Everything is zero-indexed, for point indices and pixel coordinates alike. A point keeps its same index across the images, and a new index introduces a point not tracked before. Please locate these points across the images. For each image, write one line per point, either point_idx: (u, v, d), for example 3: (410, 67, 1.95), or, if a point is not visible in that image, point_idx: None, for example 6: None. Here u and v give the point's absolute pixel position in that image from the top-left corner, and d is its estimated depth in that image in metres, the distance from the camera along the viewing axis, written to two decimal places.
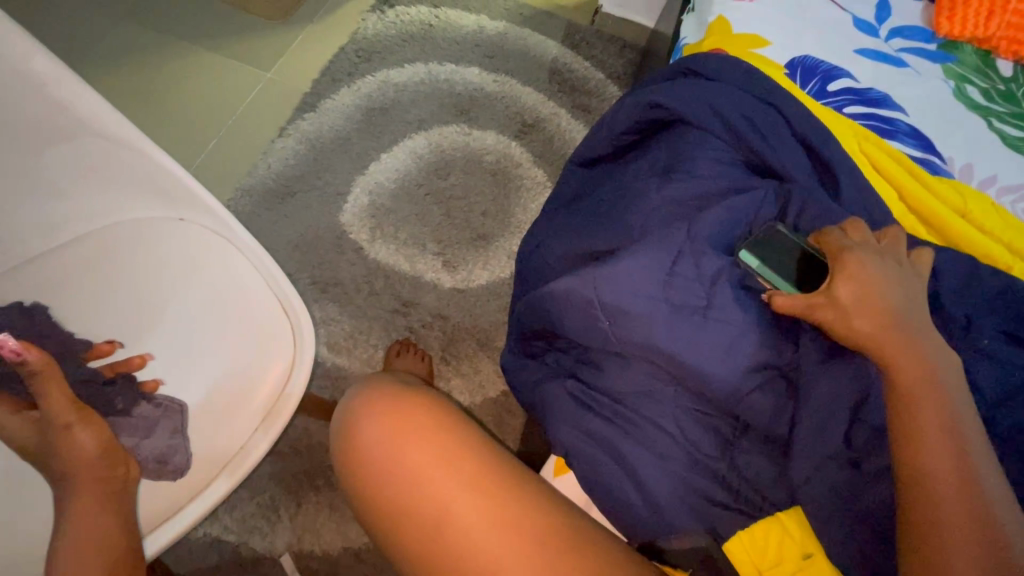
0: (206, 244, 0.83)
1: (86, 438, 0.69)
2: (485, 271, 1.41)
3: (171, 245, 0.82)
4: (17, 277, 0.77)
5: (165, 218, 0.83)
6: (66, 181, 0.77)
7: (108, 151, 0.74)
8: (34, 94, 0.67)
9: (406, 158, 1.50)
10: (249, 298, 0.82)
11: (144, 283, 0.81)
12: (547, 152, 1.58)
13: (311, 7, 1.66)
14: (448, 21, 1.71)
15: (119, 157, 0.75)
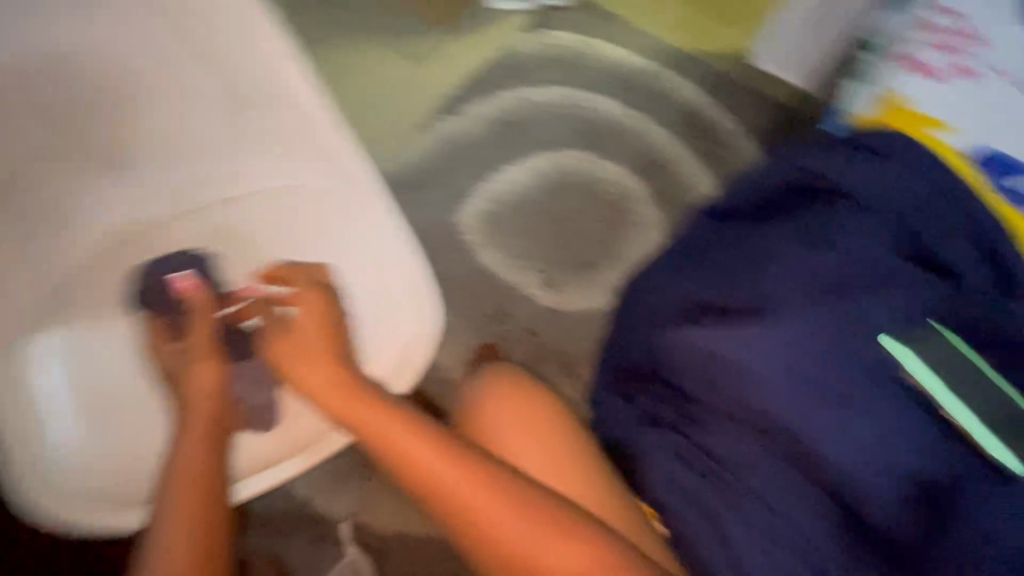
0: (358, 222, 0.95)
1: (205, 375, 0.81)
2: (583, 299, 1.44)
3: (342, 221, 0.98)
4: (230, 219, 1.03)
5: (330, 195, 0.98)
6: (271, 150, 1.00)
7: (306, 137, 0.93)
8: (274, 85, 0.91)
9: (530, 175, 1.54)
10: (387, 273, 0.96)
11: (308, 250, 1.01)
12: (667, 196, 1.57)
13: (461, 17, 1.63)
14: (596, 49, 1.68)
15: (314, 140, 0.92)
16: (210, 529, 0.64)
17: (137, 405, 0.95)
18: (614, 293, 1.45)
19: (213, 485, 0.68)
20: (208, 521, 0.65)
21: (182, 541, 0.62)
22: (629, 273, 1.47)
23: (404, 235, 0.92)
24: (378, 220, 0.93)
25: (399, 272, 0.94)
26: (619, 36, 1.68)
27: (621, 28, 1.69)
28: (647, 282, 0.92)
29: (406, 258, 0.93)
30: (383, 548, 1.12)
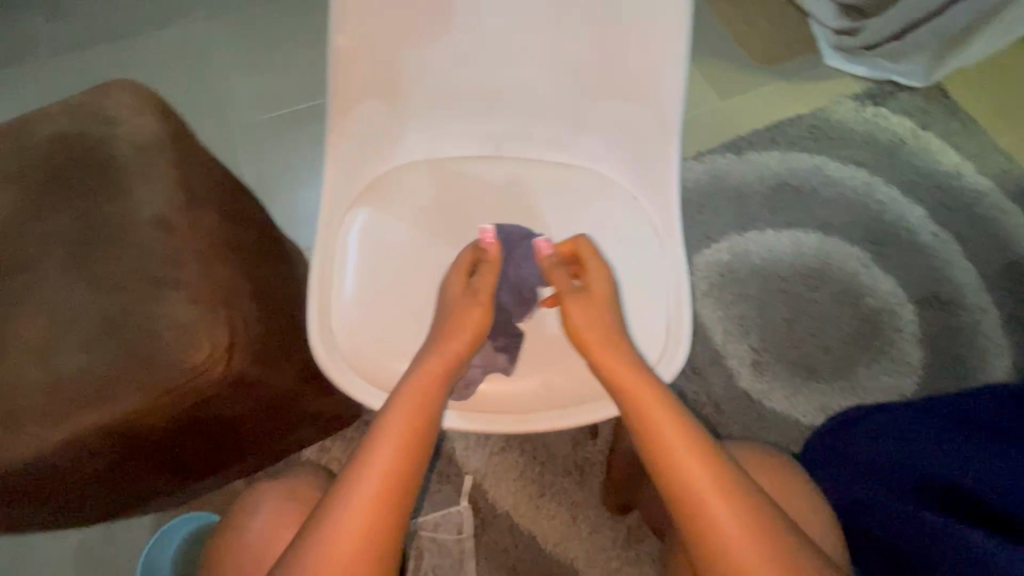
0: (639, 234, 0.76)
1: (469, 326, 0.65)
2: (787, 400, 1.25)
3: (608, 210, 0.77)
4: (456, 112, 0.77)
5: (617, 186, 0.79)
6: (549, 58, 0.71)
7: (631, 90, 0.70)
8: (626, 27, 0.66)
9: (788, 246, 1.38)
10: (641, 306, 0.73)
11: (556, 215, 0.78)
12: (944, 341, 1.29)
13: (797, 65, 1.59)
14: (925, 148, 1.49)
15: (635, 116, 0.72)
16: (411, 473, 0.57)
17: (372, 267, 0.74)
18: (827, 412, 1.23)
19: (428, 426, 0.60)
20: (412, 464, 0.58)
21: (380, 478, 0.56)
22: (855, 402, 1.24)
23: (684, 279, 0.73)
24: (664, 251, 0.75)
25: (658, 312, 0.73)
26: (961, 140, 1.49)
27: (966, 136, 1.49)
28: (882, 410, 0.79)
29: (679, 304, 0.72)
30: (489, 519, 1.09)
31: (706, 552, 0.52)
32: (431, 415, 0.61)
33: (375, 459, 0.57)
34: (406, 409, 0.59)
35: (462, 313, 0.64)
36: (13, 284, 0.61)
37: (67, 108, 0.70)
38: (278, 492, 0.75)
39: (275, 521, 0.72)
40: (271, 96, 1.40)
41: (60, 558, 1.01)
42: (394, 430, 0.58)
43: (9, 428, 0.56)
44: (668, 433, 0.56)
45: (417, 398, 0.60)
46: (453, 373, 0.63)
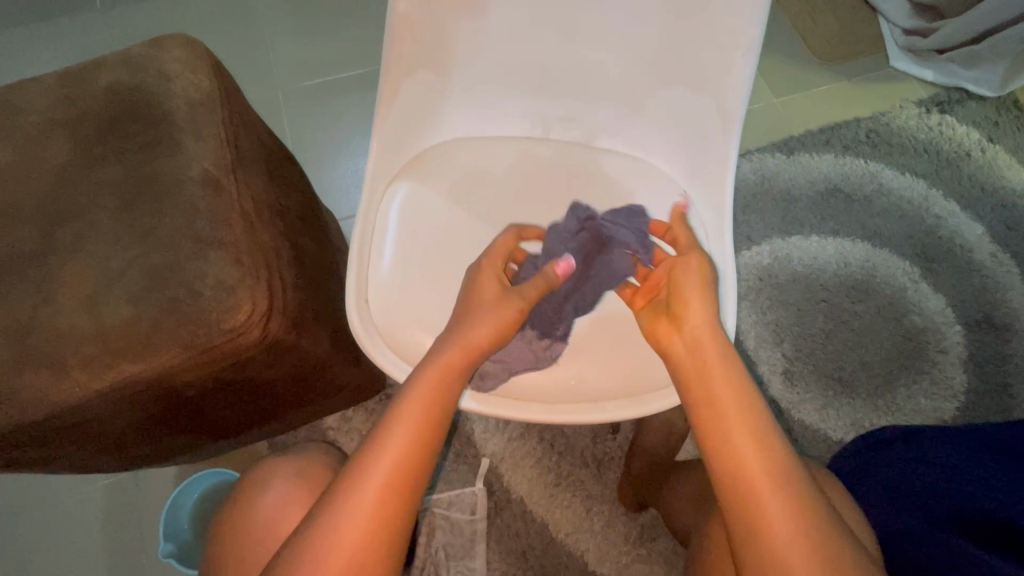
0: (685, 229, 0.73)
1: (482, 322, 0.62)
2: (817, 414, 1.21)
3: (655, 203, 0.75)
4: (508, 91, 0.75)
5: (665, 178, 0.76)
6: (610, 39, 0.68)
7: (694, 77, 0.67)
8: (696, 10, 0.62)
9: (833, 256, 1.33)
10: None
11: (598, 204, 0.75)
12: (991, 367, 1.23)
13: (860, 66, 1.51)
14: (991, 163, 1.40)
15: (694, 105, 0.69)
16: (422, 464, 0.57)
17: (412, 241, 0.73)
18: (858, 429, 1.19)
19: (441, 418, 0.59)
20: (424, 456, 0.57)
21: (391, 467, 0.55)
22: (889, 422, 1.20)
23: (729, 282, 0.70)
24: (711, 249, 0.72)
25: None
26: None
27: None
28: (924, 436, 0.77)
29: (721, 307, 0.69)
30: (503, 503, 1.10)
31: (755, 536, 0.50)
32: (445, 406, 0.59)
33: (386, 447, 0.56)
34: (420, 400, 0.58)
35: (491, 316, 0.61)
36: (60, 230, 0.61)
37: (123, 60, 0.70)
38: (291, 469, 0.77)
39: (286, 500, 0.73)
40: (317, 66, 1.40)
41: (90, 498, 1.05)
42: (406, 421, 0.57)
43: (52, 372, 0.57)
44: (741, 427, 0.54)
45: (431, 389, 0.59)
46: (471, 364, 0.61)
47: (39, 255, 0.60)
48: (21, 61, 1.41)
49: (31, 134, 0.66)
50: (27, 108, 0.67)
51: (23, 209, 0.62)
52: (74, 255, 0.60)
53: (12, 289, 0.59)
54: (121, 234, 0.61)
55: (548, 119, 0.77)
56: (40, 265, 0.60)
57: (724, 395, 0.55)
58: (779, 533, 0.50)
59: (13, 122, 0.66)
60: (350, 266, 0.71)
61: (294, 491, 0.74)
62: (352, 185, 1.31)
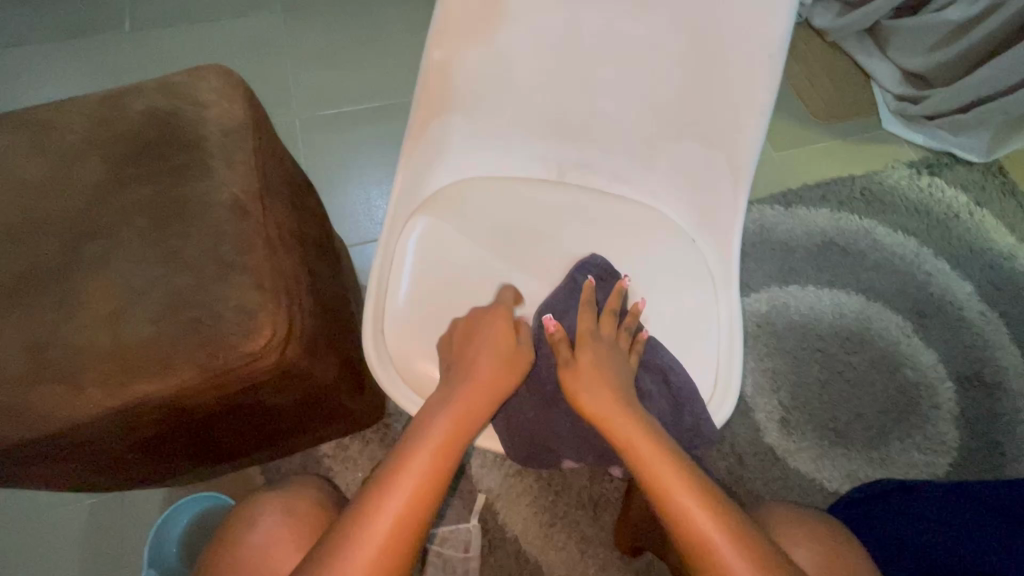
0: (695, 278, 0.76)
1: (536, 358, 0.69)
2: (814, 463, 1.22)
3: (665, 250, 0.77)
4: (528, 135, 0.78)
5: (673, 224, 0.79)
6: (630, 95, 0.71)
7: (707, 134, 0.70)
8: (714, 75, 0.66)
9: (829, 306, 1.36)
10: (693, 352, 0.73)
11: (609, 245, 0.78)
12: (982, 424, 1.25)
13: (854, 126, 1.59)
14: (978, 225, 1.46)
15: (703, 158, 0.72)
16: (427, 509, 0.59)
17: (427, 276, 0.75)
18: (854, 482, 1.20)
19: (446, 471, 0.61)
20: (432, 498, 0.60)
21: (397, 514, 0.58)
22: (884, 475, 1.21)
23: (737, 335, 0.74)
24: (718, 297, 0.76)
25: (708, 363, 0.73)
26: (1015, 222, 1.46)
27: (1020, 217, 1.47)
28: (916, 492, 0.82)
29: (729, 354, 0.73)
30: (498, 541, 1.08)
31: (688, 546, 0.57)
32: (451, 457, 0.62)
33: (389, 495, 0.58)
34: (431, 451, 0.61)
35: (492, 365, 0.66)
36: (87, 245, 0.62)
37: (161, 86, 0.73)
38: (276, 507, 0.76)
39: (264, 545, 0.72)
40: (336, 97, 1.45)
41: (73, 517, 1.02)
42: (413, 466, 0.60)
43: (65, 386, 0.57)
44: (654, 463, 0.60)
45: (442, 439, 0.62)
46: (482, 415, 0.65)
47: (63, 269, 0.61)
48: (45, 77, 1.44)
49: (67, 151, 0.67)
50: (64, 125, 0.69)
51: (53, 223, 0.63)
52: (97, 271, 0.61)
53: (36, 301, 0.59)
54: (146, 253, 0.62)
55: (563, 162, 0.81)
56: (63, 279, 0.61)
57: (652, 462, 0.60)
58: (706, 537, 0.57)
59: (48, 138, 0.68)
60: (367, 299, 0.74)
61: (276, 531, 0.73)
62: (363, 213, 1.34)
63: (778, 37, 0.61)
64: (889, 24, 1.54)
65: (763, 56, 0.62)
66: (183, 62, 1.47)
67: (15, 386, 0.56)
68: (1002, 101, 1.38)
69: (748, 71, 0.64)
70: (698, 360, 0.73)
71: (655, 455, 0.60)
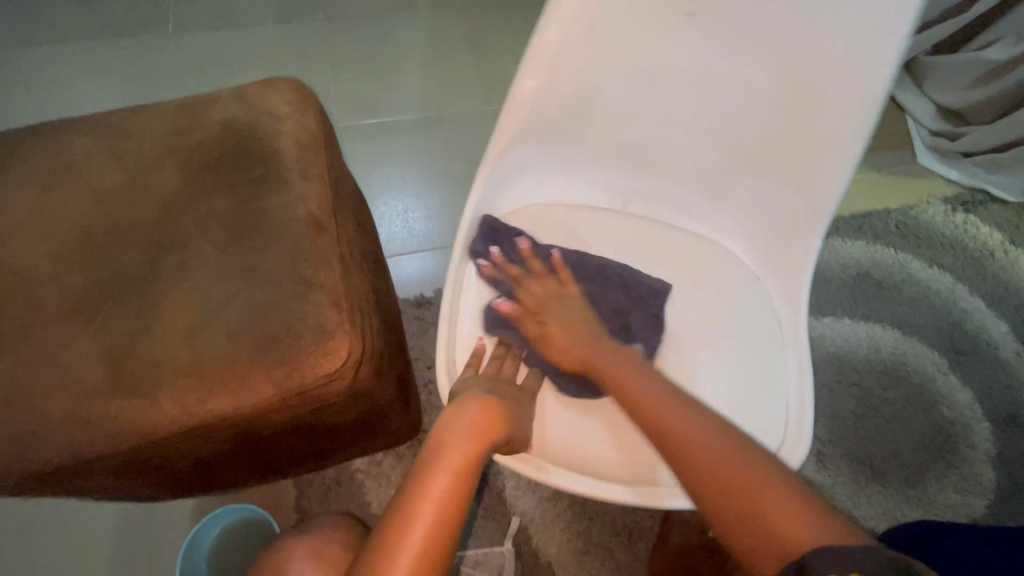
0: (760, 322, 0.75)
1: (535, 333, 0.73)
2: (849, 500, 1.21)
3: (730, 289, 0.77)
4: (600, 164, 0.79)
5: (739, 263, 0.79)
6: (709, 132, 0.72)
7: (785, 175, 0.70)
8: (799, 119, 0.66)
9: (865, 340, 1.35)
10: (756, 400, 0.72)
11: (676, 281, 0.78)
12: (1019, 467, 1.23)
13: (889, 158, 1.58)
14: (1015, 264, 1.44)
15: (779, 199, 0.72)
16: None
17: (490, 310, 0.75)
18: (890, 521, 1.19)
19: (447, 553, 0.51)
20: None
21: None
22: (920, 515, 1.19)
23: (807, 382, 0.70)
24: (785, 341, 0.74)
25: (776, 408, 0.71)
26: None
27: None
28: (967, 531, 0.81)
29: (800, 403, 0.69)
30: (532, 566, 1.06)
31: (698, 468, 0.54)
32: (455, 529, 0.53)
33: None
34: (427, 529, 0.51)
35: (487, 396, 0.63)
36: (167, 257, 0.62)
37: (235, 96, 0.73)
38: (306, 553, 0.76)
39: None
40: (375, 107, 1.45)
41: (102, 525, 1.00)
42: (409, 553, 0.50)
43: (143, 401, 0.56)
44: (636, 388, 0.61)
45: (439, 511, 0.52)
46: (477, 465, 0.56)
47: (142, 281, 0.61)
48: (86, 76, 1.44)
49: (145, 160, 0.67)
50: (141, 134, 0.69)
51: (132, 234, 0.63)
52: (176, 283, 0.61)
53: (116, 313, 0.59)
54: (225, 268, 0.61)
55: (631, 193, 0.81)
56: (143, 291, 0.60)
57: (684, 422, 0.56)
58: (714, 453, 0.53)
59: (126, 146, 0.68)
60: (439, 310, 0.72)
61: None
62: (399, 224, 1.33)
63: (877, 87, 0.60)
64: (926, 58, 1.54)
65: (860, 106, 0.61)
66: (224, 67, 1.47)
67: (98, 398, 0.57)
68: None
69: (841, 119, 0.63)
70: (764, 404, 0.72)
71: (683, 420, 0.56)
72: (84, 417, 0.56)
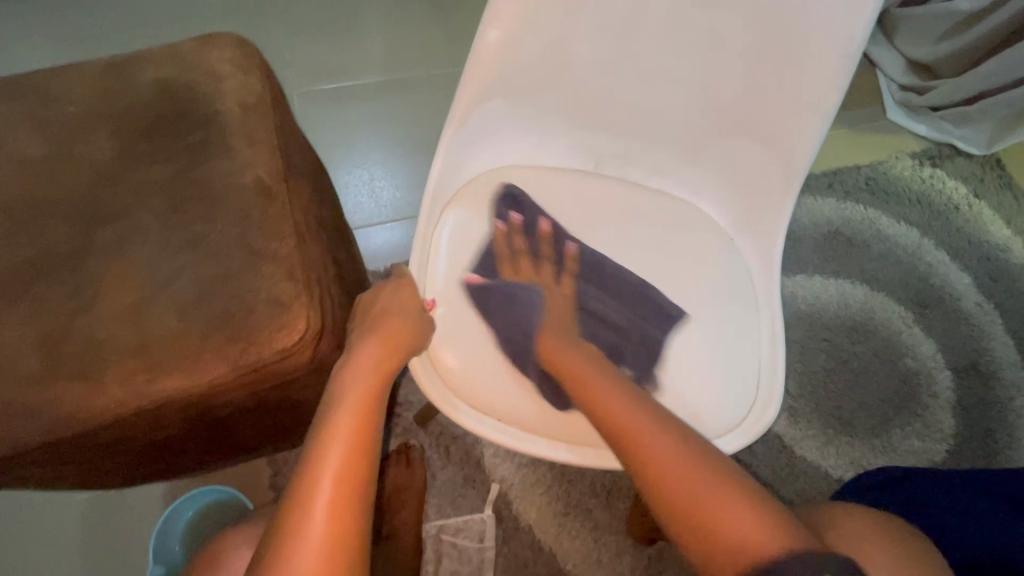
0: (736, 287, 0.74)
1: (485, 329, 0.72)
2: (819, 451, 1.24)
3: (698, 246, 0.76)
4: (571, 121, 0.75)
5: (715, 226, 0.77)
6: (682, 84, 0.69)
7: (762, 131, 0.68)
8: (776, 71, 0.63)
9: (834, 296, 1.37)
10: (730, 370, 0.71)
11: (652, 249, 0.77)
12: (978, 411, 1.28)
13: (859, 115, 1.58)
14: (977, 217, 1.46)
15: (755, 158, 0.70)
16: (373, 458, 0.51)
17: (457, 307, 0.72)
18: (859, 470, 1.22)
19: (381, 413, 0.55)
20: (372, 447, 0.52)
21: (341, 467, 0.49)
22: (886, 462, 1.24)
23: (780, 350, 0.70)
24: (758, 301, 0.73)
25: (749, 365, 0.71)
26: (1012, 214, 1.46)
27: (1017, 210, 1.47)
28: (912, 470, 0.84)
29: (773, 371, 0.68)
30: (512, 530, 1.07)
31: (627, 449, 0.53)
32: (386, 395, 0.57)
33: (327, 455, 0.50)
34: (357, 408, 0.53)
35: (403, 309, 0.65)
36: (101, 230, 0.58)
37: (170, 54, 0.67)
38: None
39: None
40: (335, 70, 1.37)
41: (69, 513, 0.96)
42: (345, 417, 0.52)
43: (86, 385, 0.53)
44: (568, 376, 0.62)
45: (367, 390, 0.55)
46: (394, 361, 0.59)
47: (79, 257, 0.57)
48: (19, 39, 1.33)
49: (72, 126, 0.62)
50: (65, 97, 0.63)
51: (61, 206, 0.59)
52: (115, 260, 0.57)
53: (48, 292, 0.56)
54: (169, 241, 0.58)
55: (604, 155, 0.79)
56: (80, 268, 0.57)
57: (664, 455, 0.50)
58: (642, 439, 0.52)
59: (49, 111, 0.63)
60: (411, 270, 0.71)
61: None
62: (366, 194, 1.28)
63: (852, 35, 0.58)
64: (897, 11, 1.51)
65: (839, 55, 0.59)
66: (169, 26, 1.37)
67: (33, 384, 0.53)
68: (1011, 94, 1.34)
69: (821, 66, 0.60)
70: None
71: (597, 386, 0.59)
72: (19, 404, 0.53)
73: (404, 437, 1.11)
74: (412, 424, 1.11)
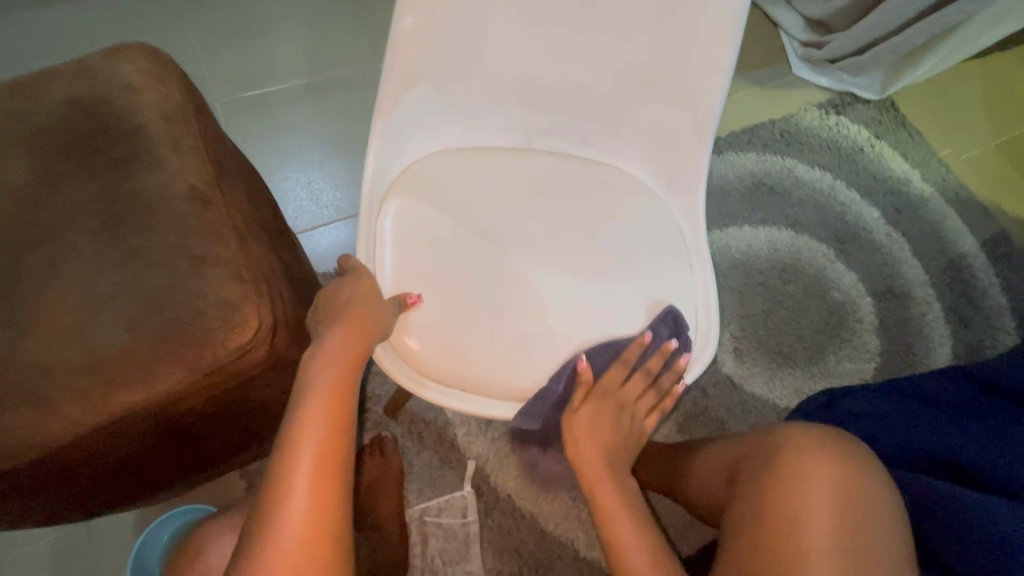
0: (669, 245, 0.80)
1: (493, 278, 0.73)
2: (766, 385, 1.35)
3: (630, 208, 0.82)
4: (496, 100, 0.79)
5: (647, 189, 0.83)
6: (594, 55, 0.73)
7: (670, 93, 0.73)
8: (675, 34, 0.69)
9: (764, 243, 1.47)
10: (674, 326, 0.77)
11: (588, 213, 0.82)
12: (897, 330, 1.42)
13: (768, 72, 1.68)
14: (880, 155, 1.60)
15: (672, 118, 0.75)
16: (345, 456, 0.55)
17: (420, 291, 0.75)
18: (802, 396, 1.33)
19: (350, 409, 0.57)
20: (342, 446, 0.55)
21: (314, 469, 0.53)
22: (824, 386, 1.36)
23: (711, 295, 0.78)
24: (689, 255, 0.80)
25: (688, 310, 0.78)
26: (909, 151, 1.61)
27: (912, 146, 1.62)
28: (838, 389, 0.90)
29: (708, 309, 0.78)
30: (493, 502, 1.11)
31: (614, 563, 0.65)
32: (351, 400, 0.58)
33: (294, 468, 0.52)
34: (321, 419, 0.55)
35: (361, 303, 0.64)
36: (32, 253, 0.57)
37: (80, 70, 0.65)
38: None
39: None
40: (256, 75, 1.34)
41: (33, 558, 0.93)
42: (314, 420, 0.55)
43: (39, 410, 0.53)
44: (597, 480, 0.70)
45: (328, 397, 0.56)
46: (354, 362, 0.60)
47: (13, 283, 0.56)
48: None
49: None
50: None
51: None
52: (47, 283, 0.56)
53: None
54: (106, 257, 0.58)
55: (531, 129, 0.83)
56: (14, 294, 0.56)
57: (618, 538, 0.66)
58: (624, 544, 0.66)
59: None
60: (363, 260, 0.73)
61: None
62: (306, 197, 1.27)
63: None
64: None
65: (728, 14, 0.65)
66: (69, 45, 1.30)
67: None
68: (894, 41, 1.47)
69: (717, 30, 0.66)
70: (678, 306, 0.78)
71: (608, 494, 0.69)
72: None
73: (376, 430, 1.13)
74: (383, 416, 1.13)
